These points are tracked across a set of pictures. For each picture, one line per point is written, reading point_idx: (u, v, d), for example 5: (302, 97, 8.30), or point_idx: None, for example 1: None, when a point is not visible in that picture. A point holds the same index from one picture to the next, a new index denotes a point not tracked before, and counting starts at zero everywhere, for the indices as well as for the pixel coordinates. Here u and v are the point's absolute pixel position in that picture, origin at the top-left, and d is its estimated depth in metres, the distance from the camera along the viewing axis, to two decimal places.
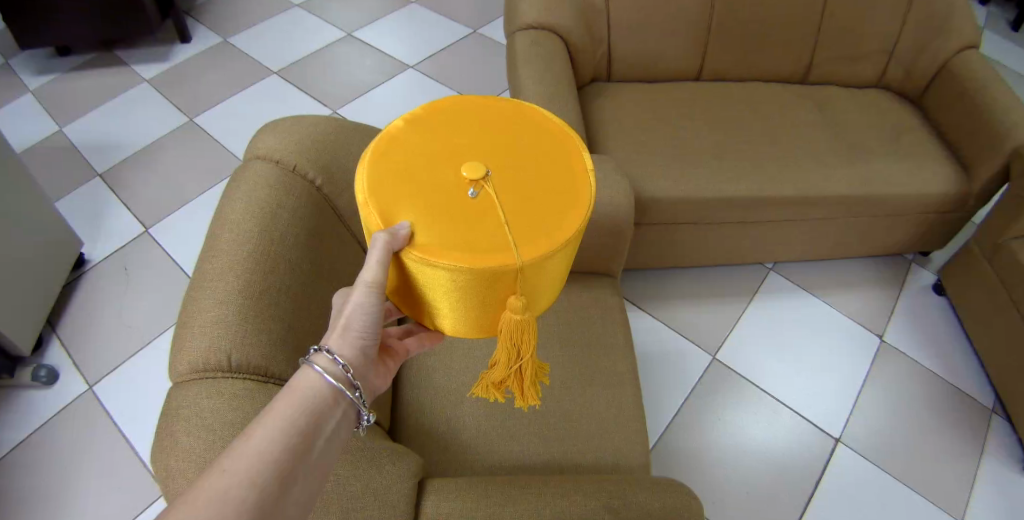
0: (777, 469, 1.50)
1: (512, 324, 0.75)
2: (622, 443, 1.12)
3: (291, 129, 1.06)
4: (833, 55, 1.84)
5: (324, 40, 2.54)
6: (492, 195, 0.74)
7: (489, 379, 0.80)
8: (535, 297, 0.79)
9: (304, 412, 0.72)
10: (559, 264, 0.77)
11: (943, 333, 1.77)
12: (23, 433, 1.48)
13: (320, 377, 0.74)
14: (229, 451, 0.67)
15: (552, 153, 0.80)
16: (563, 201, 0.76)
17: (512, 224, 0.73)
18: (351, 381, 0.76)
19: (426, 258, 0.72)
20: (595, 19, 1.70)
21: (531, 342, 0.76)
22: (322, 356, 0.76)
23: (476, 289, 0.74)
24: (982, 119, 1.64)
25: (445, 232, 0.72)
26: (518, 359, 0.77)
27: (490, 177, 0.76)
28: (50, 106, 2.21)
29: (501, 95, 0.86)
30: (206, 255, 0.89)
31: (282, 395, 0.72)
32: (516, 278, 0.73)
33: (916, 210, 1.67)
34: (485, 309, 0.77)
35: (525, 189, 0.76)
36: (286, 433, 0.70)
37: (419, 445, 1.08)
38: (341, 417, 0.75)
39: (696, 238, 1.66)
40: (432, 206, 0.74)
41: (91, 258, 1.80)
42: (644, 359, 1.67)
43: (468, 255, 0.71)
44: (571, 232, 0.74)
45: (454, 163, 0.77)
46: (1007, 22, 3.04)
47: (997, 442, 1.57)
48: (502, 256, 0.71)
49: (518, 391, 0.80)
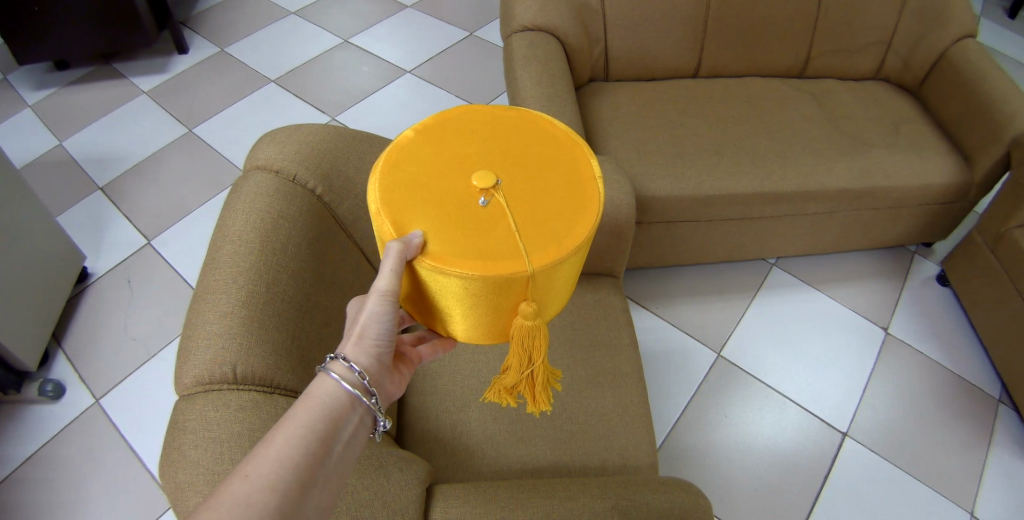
0: (786, 464, 1.50)
1: (524, 329, 0.75)
2: (630, 444, 1.12)
3: (291, 137, 1.06)
4: (830, 48, 1.84)
5: (321, 47, 2.54)
6: (503, 203, 0.74)
7: (503, 384, 0.80)
8: (546, 302, 0.80)
9: (322, 419, 0.72)
10: (569, 270, 0.78)
11: (948, 324, 1.77)
12: (31, 448, 1.48)
13: (337, 385, 0.75)
14: (250, 457, 0.67)
15: (560, 160, 0.80)
16: (573, 208, 0.76)
17: (523, 231, 0.73)
18: (368, 387, 0.77)
19: (438, 266, 0.72)
20: (591, 19, 1.70)
21: (543, 347, 0.77)
22: (339, 364, 0.76)
23: (488, 297, 0.74)
24: (981, 109, 1.63)
25: (456, 241, 0.72)
26: (531, 362, 0.78)
27: (500, 186, 0.76)
28: (49, 121, 2.21)
29: (509, 105, 0.86)
30: (210, 268, 0.89)
31: (299, 402, 0.73)
32: (528, 285, 0.73)
33: (918, 201, 1.67)
34: (497, 315, 0.77)
35: (535, 197, 0.76)
36: (305, 439, 0.70)
37: (427, 451, 1.09)
38: (358, 424, 0.76)
39: (698, 235, 1.65)
40: (443, 214, 0.74)
41: (94, 272, 1.80)
42: (649, 359, 1.67)
43: (480, 263, 0.71)
44: (581, 238, 0.75)
45: (464, 171, 0.77)
46: (1003, 9, 3.04)
47: (1004, 431, 1.57)
48: (513, 263, 0.71)
49: (531, 395, 0.80)
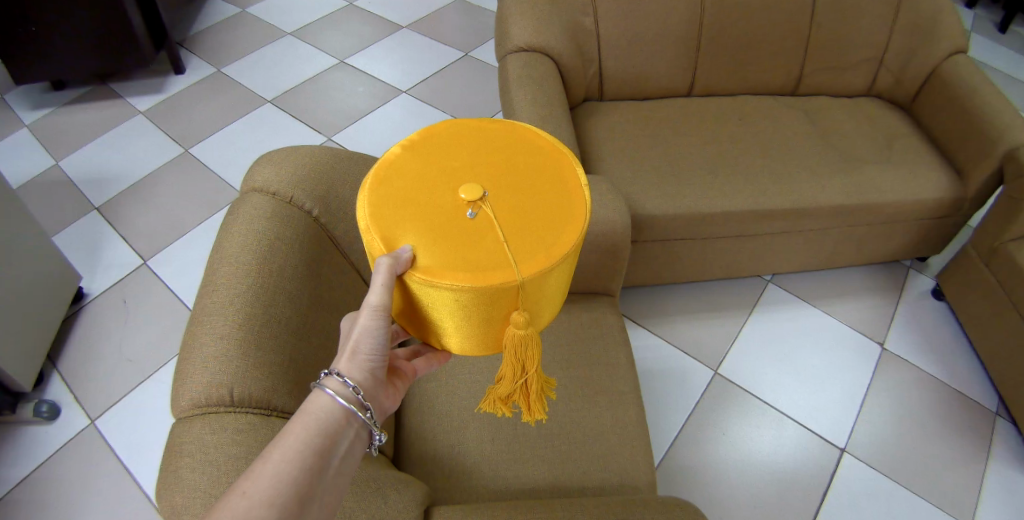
0: (785, 481, 1.49)
1: (516, 339, 0.76)
2: (628, 463, 1.12)
3: (286, 160, 1.06)
4: (822, 65, 1.86)
5: (318, 67, 2.56)
6: (491, 214, 0.75)
7: (496, 394, 0.80)
8: (538, 311, 0.80)
9: (318, 435, 0.72)
10: (559, 277, 0.78)
11: (945, 339, 1.77)
12: (25, 470, 1.47)
13: (332, 400, 0.75)
14: (248, 474, 0.68)
15: (546, 171, 0.81)
16: (560, 216, 0.77)
17: (512, 242, 0.73)
18: (363, 402, 0.77)
19: (428, 280, 0.72)
20: (585, 39, 1.71)
21: (536, 356, 0.77)
22: (333, 379, 0.76)
23: (480, 308, 0.74)
24: (973, 125, 1.65)
25: (447, 254, 0.73)
26: (523, 372, 0.78)
27: (487, 197, 0.76)
28: (46, 141, 2.22)
29: (494, 118, 0.87)
30: (206, 290, 0.89)
31: (296, 417, 0.73)
32: (518, 295, 0.74)
33: (914, 216, 1.67)
34: (489, 325, 0.77)
35: (522, 207, 0.76)
36: (302, 454, 0.70)
37: (424, 472, 1.08)
38: (353, 438, 0.76)
39: (694, 252, 1.66)
40: (432, 227, 0.74)
41: (90, 292, 1.80)
42: (647, 377, 1.66)
43: (469, 274, 0.72)
44: (569, 246, 0.75)
45: (450, 185, 0.78)
46: (993, 24, 3.08)
47: (1002, 444, 1.57)
48: (503, 273, 0.72)
49: (525, 405, 0.80)
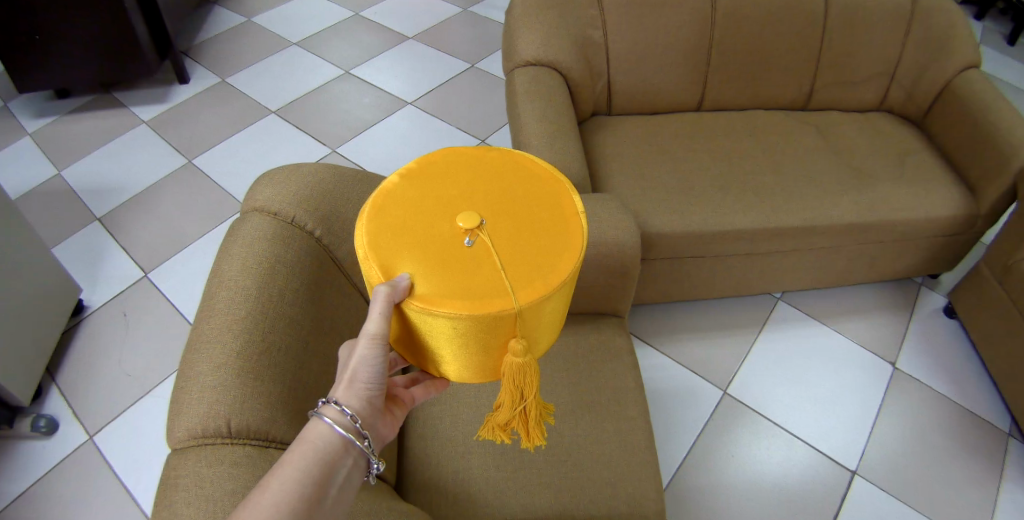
0: (795, 505, 1.46)
1: (514, 367, 0.73)
2: (637, 491, 1.09)
3: (288, 179, 1.04)
4: (835, 81, 1.83)
5: (323, 78, 2.55)
6: (489, 242, 0.73)
7: (495, 421, 0.77)
8: (537, 338, 0.77)
9: (316, 463, 0.70)
10: (558, 303, 0.75)
11: (957, 359, 1.74)
12: (23, 486, 1.45)
13: (330, 429, 0.72)
14: (244, 505, 0.65)
15: (543, 197, 0.78)
16: (557, 243, 0.74)
17: (509, 269, 0.71)
18: (361, 431, 0.74)
19: (426, 308, 0.70)
20: (594, 53, 1.69)
21: (535, 383, 0.74)
22: (330, 408, 0.73)
23: (478, 336, 0.72)
24: (986, 142, 1.62)
25: (444, 281, 0.70)
26: (522, 399, 0.75)
27: (485, 225, 0.74)
28: (49, 150, 2.20)
29: (491, 144, 0.85)
30: (205, 315, 0.86)
31: (292, 447, 0.70)
32: (516, 323, 0.71)
33: (927, 234, 1.64)
34: (488, 353, 0.75)
35: (519, 233, 0.74)
36: (301, 483, 0.68)
37: (427, 500, 1.05)
38: (351, 466, 0.73)
39: (704, 270, 1.63)
40: (429, 255, 0.72)
41: (91, 304, 1.78)
42: (655, 397, 1.64)
43: (467, 302, 0.69)
44: (567, 273, 0.73)
45: (448, 212, 0.75)
46: (1003, 36, 3.06)
47: (1016, 467, 1.54)
48: (500, 301, 0.69)
49: (524, 432, 0.77)
